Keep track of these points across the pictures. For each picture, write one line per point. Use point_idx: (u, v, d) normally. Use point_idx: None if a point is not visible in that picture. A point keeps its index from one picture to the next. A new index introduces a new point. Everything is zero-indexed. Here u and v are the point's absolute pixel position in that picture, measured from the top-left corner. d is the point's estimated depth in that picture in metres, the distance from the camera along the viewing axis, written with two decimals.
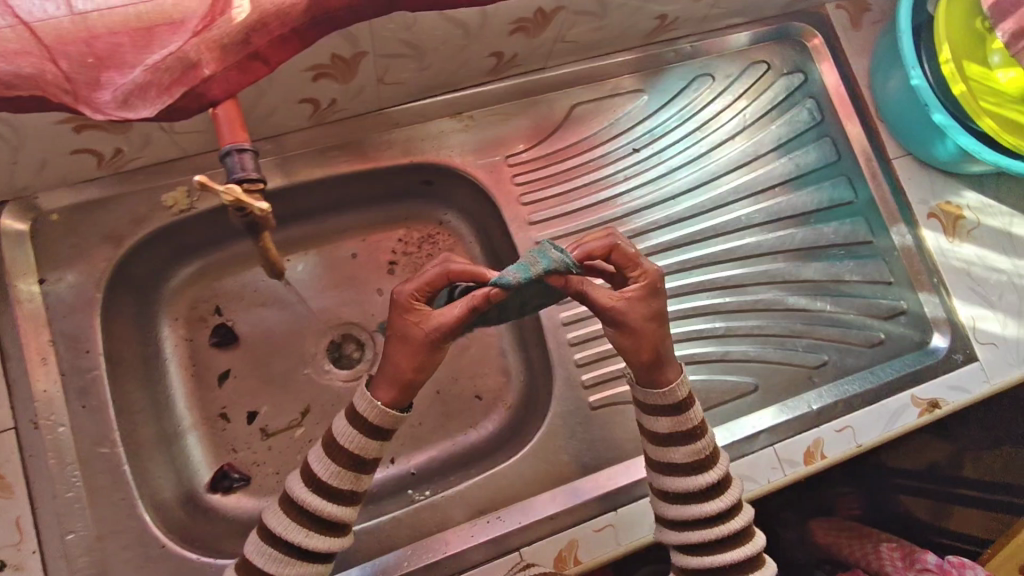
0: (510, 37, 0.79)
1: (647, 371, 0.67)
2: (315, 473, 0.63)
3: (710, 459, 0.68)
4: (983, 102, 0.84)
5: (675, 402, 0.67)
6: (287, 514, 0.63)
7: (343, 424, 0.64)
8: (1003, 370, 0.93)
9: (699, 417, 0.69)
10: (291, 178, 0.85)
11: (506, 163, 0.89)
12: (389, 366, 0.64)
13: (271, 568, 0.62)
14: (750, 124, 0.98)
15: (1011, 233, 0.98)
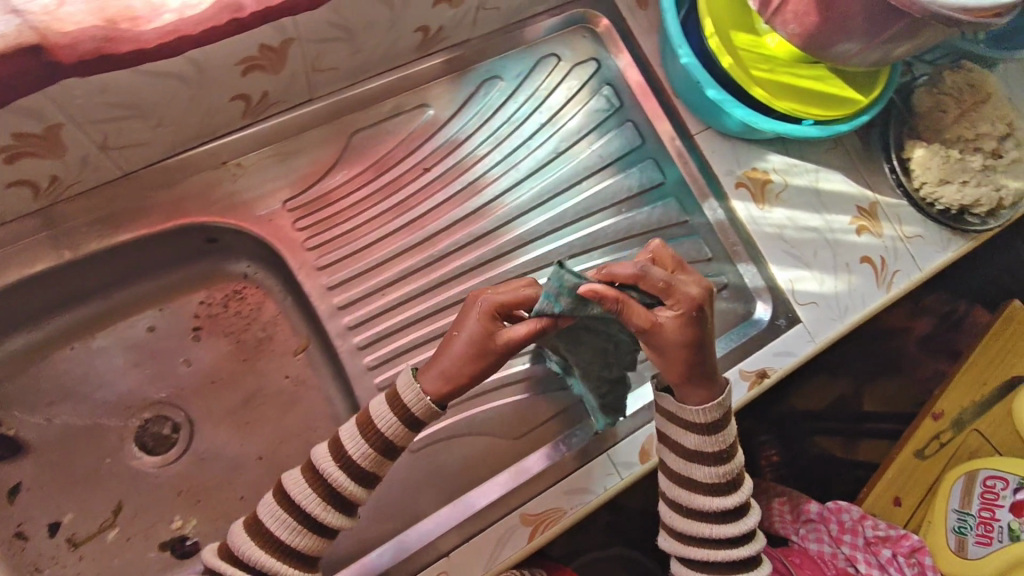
0: (246, 77, 0.72)
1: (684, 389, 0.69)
2: (347, 450, 0.66)
3: (733, 483, 0.71)
4: (753, 72, 0.83)
5: (706, 424, 0.69)
6: (314, 486, 0.66)
7: (382, 406, 0.67)
8: (826, 326, 0.94)
9: (729, 442, 0.70)
10: (38, 264, 0.75)
11: (285, 208, 0.85)
12: (433, 364, 0.68)
13: (280, 538, 0.65)
14: (555, 118, 0.96)
15: (818, 189, 0.99)
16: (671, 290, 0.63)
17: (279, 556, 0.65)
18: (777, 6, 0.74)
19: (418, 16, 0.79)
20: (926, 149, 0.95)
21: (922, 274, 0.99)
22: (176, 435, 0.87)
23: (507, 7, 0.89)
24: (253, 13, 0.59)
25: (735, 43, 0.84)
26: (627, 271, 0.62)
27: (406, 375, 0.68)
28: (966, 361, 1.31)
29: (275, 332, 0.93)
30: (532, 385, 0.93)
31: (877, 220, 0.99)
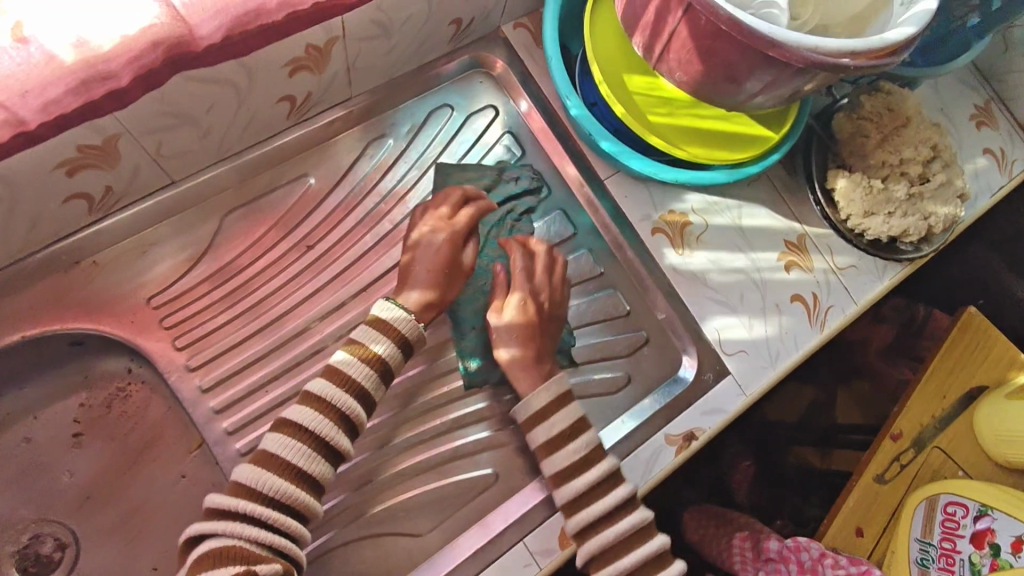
0: (75, 178, 0.65)
1: (564, 449, 0.72)
2: (347, 374, 0.69)
3: (630, 502, 0.72)
4: (649, 118, 0.77)
5: (590, 477, 0.71)
6: (325, 413, 0.67)
7: (374, 331, 0.72)
8: (758, 375, 0.88)
9: (626, 493, 0.71)
10: None
11: (148, 304, 0.78)
12: (410, 291, 0.78)
13: (296, 467, 0.65)
14: (471, 154, 0.91)
15: (741, 226, 0.93)
16: (524, 291, 0.81)
17: (300, 485, 0.65)
18: (658, 53, 0.68)
19: (273, 89, 0.73)
20: (848, 179, 0.88)
21: (858, 308, 0.93)
22: (60, 554, 0.81)
23: (383, 63, 0.82)
24: (39, 125, 0.52)
25: (629, 88, 0.77)
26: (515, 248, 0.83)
27: (385, 304, 0.74)
28: (925, 373, 1.19)
29: (164, 427, 0.87)
30: (443, 472, 0.82)
31: (807, 253, 0.94)
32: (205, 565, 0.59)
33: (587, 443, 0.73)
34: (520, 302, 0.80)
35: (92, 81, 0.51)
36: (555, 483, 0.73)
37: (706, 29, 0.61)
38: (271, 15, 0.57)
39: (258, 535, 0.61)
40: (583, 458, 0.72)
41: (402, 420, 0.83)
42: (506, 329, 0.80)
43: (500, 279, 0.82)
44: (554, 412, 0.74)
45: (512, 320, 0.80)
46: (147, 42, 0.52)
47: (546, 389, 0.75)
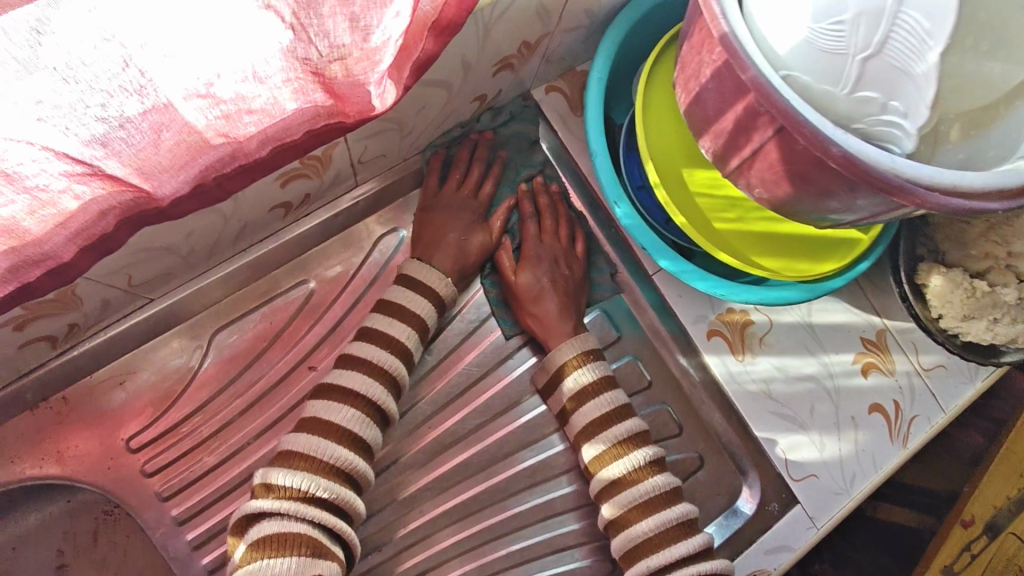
0: (28, 328, 0.54)
1: (588, 404, 0.69)
2: (394, 336, 0.67)
3: (674, 492, 0.65)
4: (716, 226, 0.64)
5: (615, 435, 0.67)
6: (377, 377, 0.65)
7: (416, 293, 0.69)
8: (831, 503, 0.75)
9: (652, 453, 0.66)
10: None
11: (128, 449, 0.67)
12: (438, 260, 0.73)
13: (352, 433, 0.62)
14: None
15: (811, 325, 0.80)
16: (536, 256, 0.75)
17: (354, 450, 0.61)
18: (735, 167, 0.55)
19: (264, 199, 0.60)
20: (945, 277, 0.75)
21: (946, 417, 0.80)
22: None
23: (396, 149, 0.69)
24: None
25: (691, 189, 0.64)
26: (527, 208, 0.78)
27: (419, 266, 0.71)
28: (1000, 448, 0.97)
29: (153, 561, 0.75)
30: None
31: (887, 352, 0.80)
32: (276, 550, 0.54)
33: (610, 401, 0.69)
34: (534, 274, 0.75)
35: (24, 264, 0.40)
36: (580, 439, 0.69)
37: (804, 155, 0.47)
38: (252, 153, 0.45)
39: (324, 514, 0.57)
40: (607, 415, 0.68)
41: (427, 565, 0.74)
42: (525, 298, 0.74)
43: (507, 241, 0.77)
44: (577, 368, 0.70)
45: (525, 288, 0.74)
46: (92, 212, 0.41)
47: (572, 343, 0.71)
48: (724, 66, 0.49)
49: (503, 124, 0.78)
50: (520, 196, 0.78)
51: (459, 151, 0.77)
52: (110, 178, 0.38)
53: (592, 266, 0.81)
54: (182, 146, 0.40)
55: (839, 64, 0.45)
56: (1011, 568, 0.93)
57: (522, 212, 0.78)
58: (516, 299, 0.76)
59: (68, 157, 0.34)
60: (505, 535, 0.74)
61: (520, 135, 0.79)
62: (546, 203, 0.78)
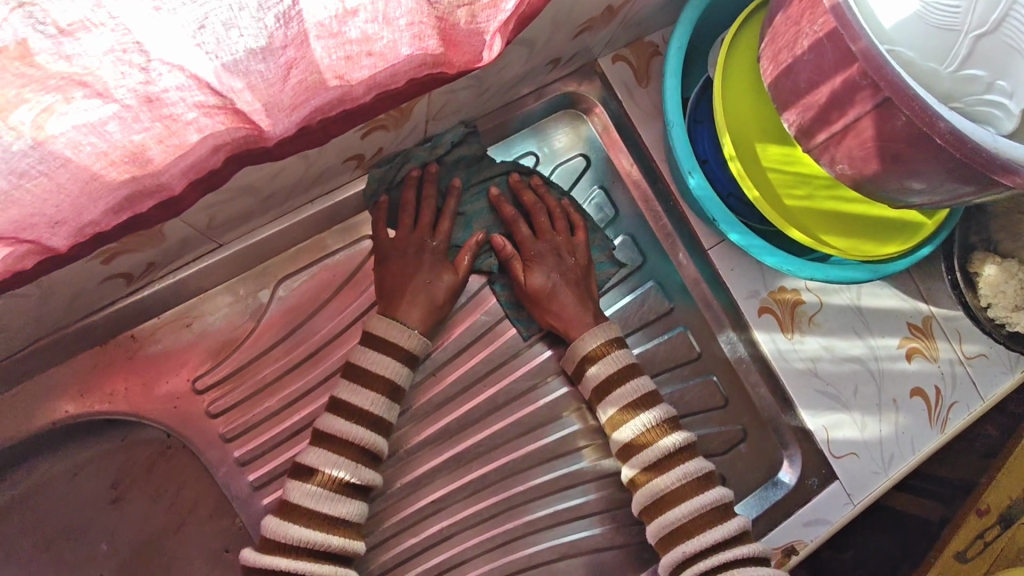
0: (113, 262, 0.55)
1: (616, 391, 0.68)
2: (359, 405, 0.64)
3: (705, 478, 0.66)
4: (788, 201, 0.64)
5: (644, 422, 0.67)
6: (343, 450, 0.63)
7: (381, 354, 0.66)
8: (868, 482, 0.76)
9: (683, 438, 0.67)
10: None
11: (194, 392, 0.69)
12: (421, 287, 0.70)
13: (319, 513, 0.61)
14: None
15: (859, 307, 0.80)
16: (539, 255, 0.74)
17: (323, 530, 0.61)
18: (820, 142, 0.55)
19: (341, 150, 0.61)
20: (1000, 267, 0.75)
21: (984, 406, 0.79)
22: None
23: (466, 108, 0.70)
24: (71, 248, 0.41)
25: (763, 163, 0.64)
26: (510, 211, 0.74)
27: (380, 323, 0.67)
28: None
29: (207, 497, 0.78)
30: None
31: (932, 338, 0.80)
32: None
33: (637, 389, 0.68)
34: (545, 273, 0.73)
35: (140, 195, 0.41)
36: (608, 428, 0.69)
37: (901, 131, 0.48)
38: (358, 98, 0.45)
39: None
40: (634, 402, 0.68)
41: (472, 522, 0.75)
42: (540, 299, 0.73)
43: (501, 241, 0.73)
44: (602, 357, 0.70)
45: (538, 290, 0.73)
46: (206, 147, 0.40)
47: (595, 331, 0.71)
48: (826, 37, 0.50)
49: (443, 153, 0.73)
50: (495, 201, 0.75)
51: (404, 194, 0.71)
52: (236, 113, 0.38)
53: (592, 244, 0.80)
54: (303, 85, 0.40)
55: (949, 41, 0.45)
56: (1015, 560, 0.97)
57: (504, 217, 0.75)
58: (530, 300, 0.74)
59: (208, 88, 0.34)
60: (549, 496, 0.75)
61: (462, 159, 0.74)
62: (527, 201, 0.76)
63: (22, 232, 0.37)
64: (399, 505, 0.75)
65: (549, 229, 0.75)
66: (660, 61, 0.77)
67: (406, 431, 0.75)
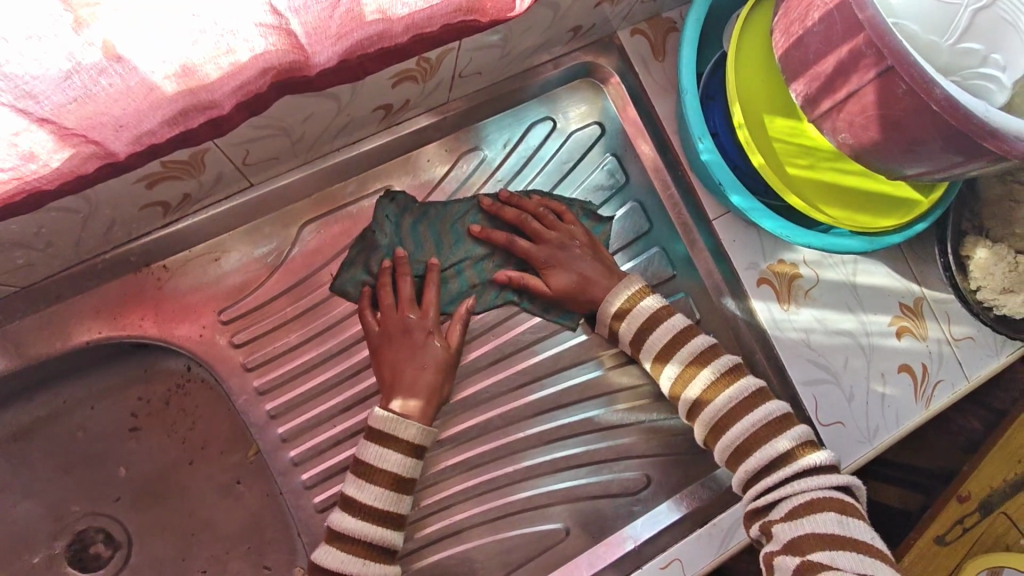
0: (154, 189, 0.58)
1: (655, 332, 0.72)
2: (362, 501, 0.65)
3: (757, 394, 0.68)
4: (790, 170, 0.68)
5: (688, 354, 0.71)
6: (352, 546, 0.64)
7: (383, 449, 0.67)
8: (852, 451, 0.79)
9: (727, 361, 0.70)
10: None
11: (219, 322, 0.74)
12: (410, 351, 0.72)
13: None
14: (569, 175, 0.85)
15: (854, 285, 0.82)
16: (549, 260, 0.76)
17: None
18: (825, 109, 0.59)
19: (371, 99, 0.64)
20: (990, 250, 0.78)
21: (968, 385, 0.82)
22: (113, 554, 0.78)
23: (489, 69, 0.73)
24: (128, 155, 0.45)
25: (770, 133, 0.68)
26: (500, 237, 0.76)
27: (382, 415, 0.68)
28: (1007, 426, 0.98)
29: (221, 430, 0.82)
30: (510, 523, 0.77)
31: (922, 319, 0.83)
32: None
33: (672, 328, 0.72)
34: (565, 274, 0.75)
35: (193, 110, 0.44)
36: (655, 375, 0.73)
37: (902, 99, 0.51)
38: (395, 38, 0.49)
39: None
40: (676, 337, 0.72)
41: (475, 464, 0.78)
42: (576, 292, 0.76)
43: (507, 274, 0.76)
44: (634, 305, 0.73)
45: (567, 289, 0.76)
46: (255, 69, 0.43)
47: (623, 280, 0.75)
48: (836, 8, 0.53)
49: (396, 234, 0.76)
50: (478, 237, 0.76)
51: (381, 281, 0.73)
52: (286, 37, 0.42)
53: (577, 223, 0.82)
54: (349, 16, 0.43)
55: (952, 13, 0.48)
56: (999, 545, 0.97)
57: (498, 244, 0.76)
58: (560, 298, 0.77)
59: (269, 5, 0.38)
60: (548, 444, 0.79)
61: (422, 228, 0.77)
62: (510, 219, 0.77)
63: (90, 130, 0.40)
64: None
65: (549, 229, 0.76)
66: (674, 37, 0.80)
67: None
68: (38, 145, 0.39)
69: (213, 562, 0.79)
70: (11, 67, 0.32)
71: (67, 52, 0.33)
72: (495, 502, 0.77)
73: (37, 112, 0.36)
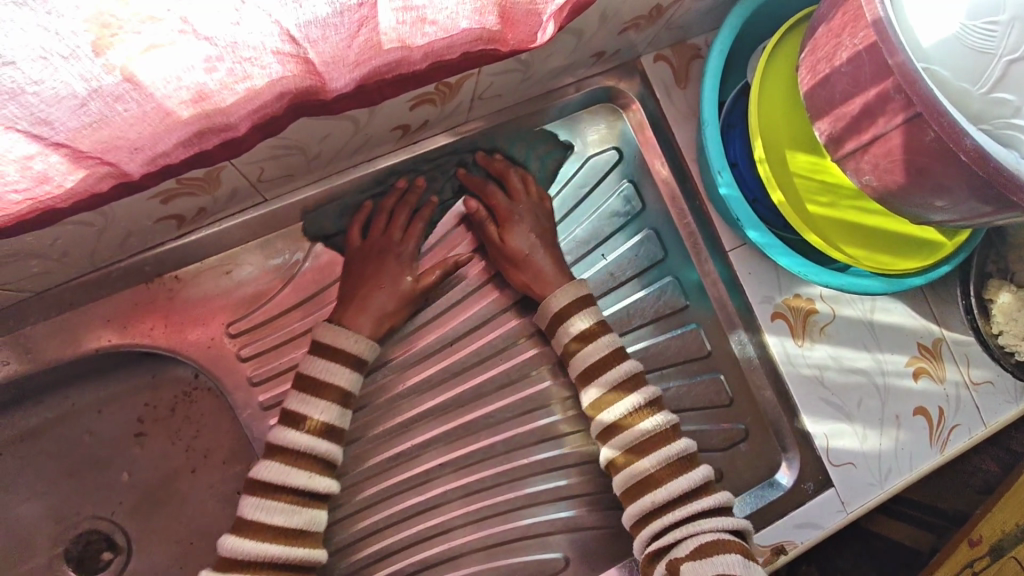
0: (169, 203, 0.59)
1: (603, 375, 0.71)
2: (307, 414, 0.66)
3: (689, 460, 0.68)
4: (811, 207, 0.67)
5: (631, 404, 0.70)
6: (322, 394, 0.67)
7: (331, 363, 0.68)
8: (863, 494, 0.77)
9: (665, 421, 0.69)
10: None
11: (229, 334, 0.74)
12: (369, 311, 0.72)
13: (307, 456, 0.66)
14: (583, 201, 0.84)
15: (872, 322, 0.80)
16: (516, 217, 0.77)
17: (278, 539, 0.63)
18: (849, 150, 0.57)
19: (387, 119, 0.64)
20: (1014, 295, 0.76)
21: (986, 430, 0.80)
22: (112, 558, 0.78)
23: (509, 91, 0.72)
24: (143, 175, 0.45)
25: (791, 169, 0.67)
26: (481, 181, 0.79)
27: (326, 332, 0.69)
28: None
29: (224, 442, 0.82)
30: (510, 550, 0.76)
31: (940, 361, 0.80)
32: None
33: (620, 374, 0.71)
34: (522, 235, 0.76)
35: (207, 132, 0.44)
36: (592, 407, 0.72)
37: (930, 146, 0.50)
38: (414, 65, 0.48)
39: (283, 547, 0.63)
40: (621, 385, 0.70)
41: (478, 488, 0.77)
42: (518, 260, 0.76)
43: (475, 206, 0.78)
44: (592, 339, 0.72)
45: (516, 250, 0.76)
46: (272, 93, 0.43)
47: (565, 292, 0.74)
48: (866, 50, 0.52)
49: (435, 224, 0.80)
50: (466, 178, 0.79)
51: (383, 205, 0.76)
52: (302, 65, 0.41)
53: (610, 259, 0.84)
54: (367, 45, 0.43)
55: (985, 62, 0.47)
56: None
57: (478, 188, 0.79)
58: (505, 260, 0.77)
59: (287, 36, 0.37)
60: (550, 471, 0.78)
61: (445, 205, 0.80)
62: (476, 184, 0.79)
63: (105, 153, 0.40)
64: (409, 462, 0.77)
65: (515, 196, 0.78)
66: (698, 64, 0.79)
67: (423, 393, 0.79)
68: (51, 167, 0.39)
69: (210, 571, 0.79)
70: (30, 95, 0.32)
71: (79, 84, 0.33)
72: (495, 529, 0.76)
73: (52, 137, 0.36)
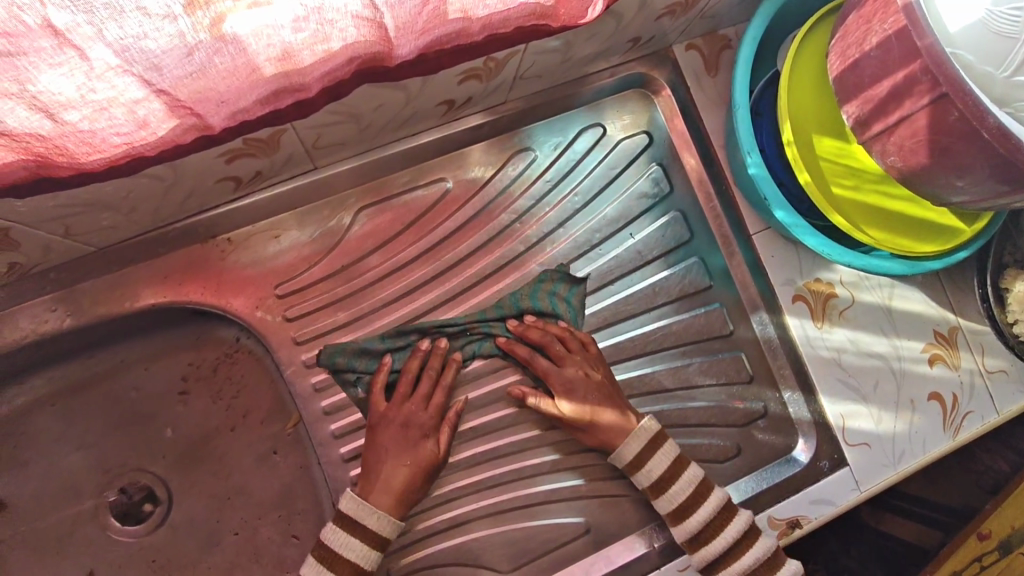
0: (232, 164, 0.63)
1: (700, 509, 0.71)
2: None
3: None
4: (835, 189, 0.69)
5: (734, 533, 0.70)
6: (361, 536, 0.70)
7: (352, 536, 0.70)
8: (877, 474, 0.79)
9: (767, 548, 0.71)
10: (17, 333, 0.70)
11: (277, 295, 0.79)
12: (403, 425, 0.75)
13: (351, 562, 0.69)
14: (614, 181, 0.88)
15: (890, 308, 0.82)
16: (567, 382, 0.78)
17: None
18: (876, 132, 0.61)
19: (435, 95, 0.68)
20: None
21: (999, 418, 0.81)
22: (153, 509, 0.82)
23: (549, 73, 0.76)
24: (222, 129, 0.49)
25: (817, 152, 0.70)
26: (521, 350, 0.81)
27: (351, 501, 0.71)
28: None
29: (262, 402, 0.86)
30: (533, 512, 0.80)
31: (955, 348, 0.82)
32: None
33: (716, 503, 0.72)
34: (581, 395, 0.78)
35: (284, 91, 0.48)
36: (689, 544, 0.71)
37: (955, 126, 0.53)
38: (472, 36, 0.52)
39: None
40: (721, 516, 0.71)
41: (504, 452, 0.81)
42: (584, 424, 0.78)
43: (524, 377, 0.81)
44: (682, 469, 0.74)
45: (578, 415, 0.77)
46: (345, 56, 0.47)
47: (635, 435, 0.76)
48: (895, 35, 0.55)
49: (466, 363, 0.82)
50: (503, 343, 0.82)
51: (408, 364, 0.79)
52: (374, 29, 0.45)
53: (638, 236, 0.87)
54: (434, 14, 0.46)
55: (1006, 47, 0.49)
56: None
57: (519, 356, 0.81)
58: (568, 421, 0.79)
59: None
60: (574, 438, 0.82)
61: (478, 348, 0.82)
62: (517, 351, 0.81)
63: (196, 103, 0.44)
64: None
65: (561, 359, 0.80)
66: (729, 54, 0.82)
67: None
68: (150, 113, 0.43)
69: (244, 524, 0.83)
70: (147, 41, 0.36)
71: (189, 35, 0.37)
72: (520, 493, 0.80)
73: (157, 83, 0.40)
